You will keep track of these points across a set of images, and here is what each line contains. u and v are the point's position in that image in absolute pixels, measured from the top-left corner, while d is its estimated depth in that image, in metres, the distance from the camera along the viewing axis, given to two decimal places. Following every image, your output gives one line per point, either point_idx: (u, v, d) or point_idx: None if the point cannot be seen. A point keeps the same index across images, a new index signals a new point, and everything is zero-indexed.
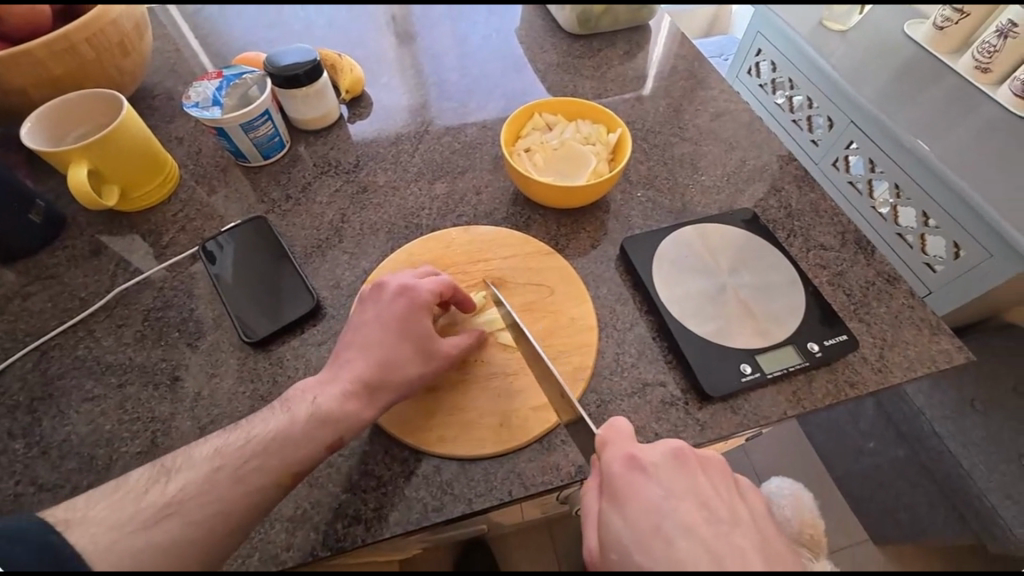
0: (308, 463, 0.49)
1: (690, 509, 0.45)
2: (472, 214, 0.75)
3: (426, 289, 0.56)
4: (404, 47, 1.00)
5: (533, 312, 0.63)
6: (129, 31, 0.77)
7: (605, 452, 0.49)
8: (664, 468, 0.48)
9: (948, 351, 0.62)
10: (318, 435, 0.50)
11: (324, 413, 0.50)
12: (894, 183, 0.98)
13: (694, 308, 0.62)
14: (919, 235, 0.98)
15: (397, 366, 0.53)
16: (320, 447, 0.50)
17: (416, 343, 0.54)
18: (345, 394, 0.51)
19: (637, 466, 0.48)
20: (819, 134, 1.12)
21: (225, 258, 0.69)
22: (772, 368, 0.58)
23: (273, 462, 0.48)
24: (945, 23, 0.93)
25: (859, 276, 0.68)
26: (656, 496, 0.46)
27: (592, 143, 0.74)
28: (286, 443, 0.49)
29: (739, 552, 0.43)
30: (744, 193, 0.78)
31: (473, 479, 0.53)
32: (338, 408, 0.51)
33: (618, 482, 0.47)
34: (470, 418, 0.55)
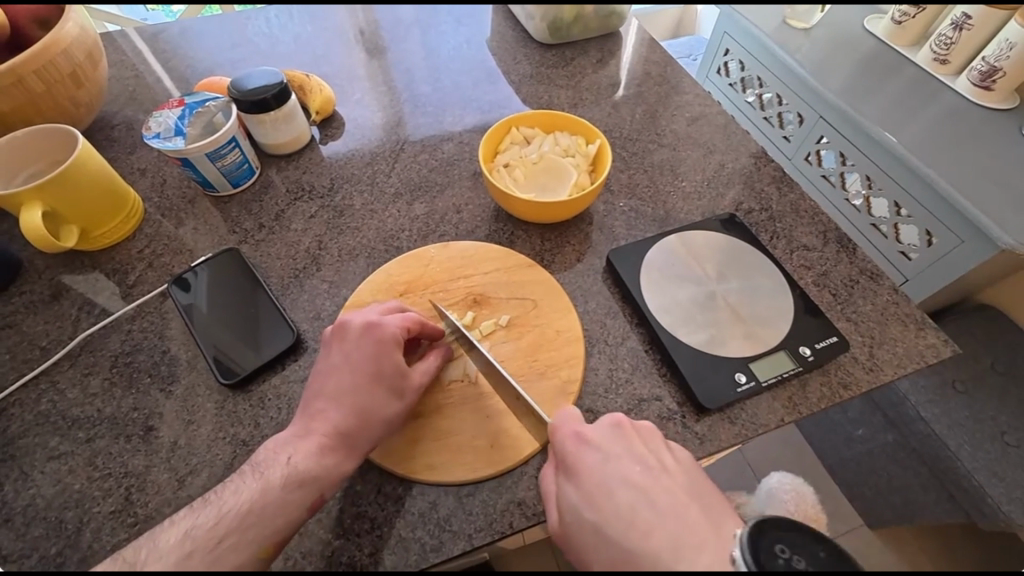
0: (290, 529, 0.47)
1: (629, 466, 0.47)
2: (453, 232, 0.73)
3: (393, 325, 0.55)
4: (374, 63, 0.98)
5: (521, 330, 0.62)
6: (82, 60, 0.74)
7: (553, 432, 0.50)
8: (603, 435, 0.49)
9: (935, 346, 0.62)
10: (296, 498, 0.47)
11: (302, 473, 0.48)
12: (866, 175, 1.00)
13: (684, 317, 0.61)
14: (893, 225, 0.99)
15: (371, 408, 0.51)
16: (303, 510, 0.47)
17: (393, 375, 0.52)
18: (321, 449, 0.49)
19: (580, 437, 0.49)
20: (790, 130, 1.14)
21: (200, 286, 0.66)
22: (767, 376, 0.58)
23: (253, 535, 0.45)
24: (903, 17, 0.96)
25: (843, 274, 0.68)
26: (602, 465, 0.47)
27: (572, 154, 0.73)
28: (262, 512, 0.46)
29: (673, 493, 0.45)
30: (725, 197, 0.78)
31: (471, 513, 0.51)
32: (315, 465, 0.48)
33: (563, 456, 0.48)
34: (464, 447, 0.53)
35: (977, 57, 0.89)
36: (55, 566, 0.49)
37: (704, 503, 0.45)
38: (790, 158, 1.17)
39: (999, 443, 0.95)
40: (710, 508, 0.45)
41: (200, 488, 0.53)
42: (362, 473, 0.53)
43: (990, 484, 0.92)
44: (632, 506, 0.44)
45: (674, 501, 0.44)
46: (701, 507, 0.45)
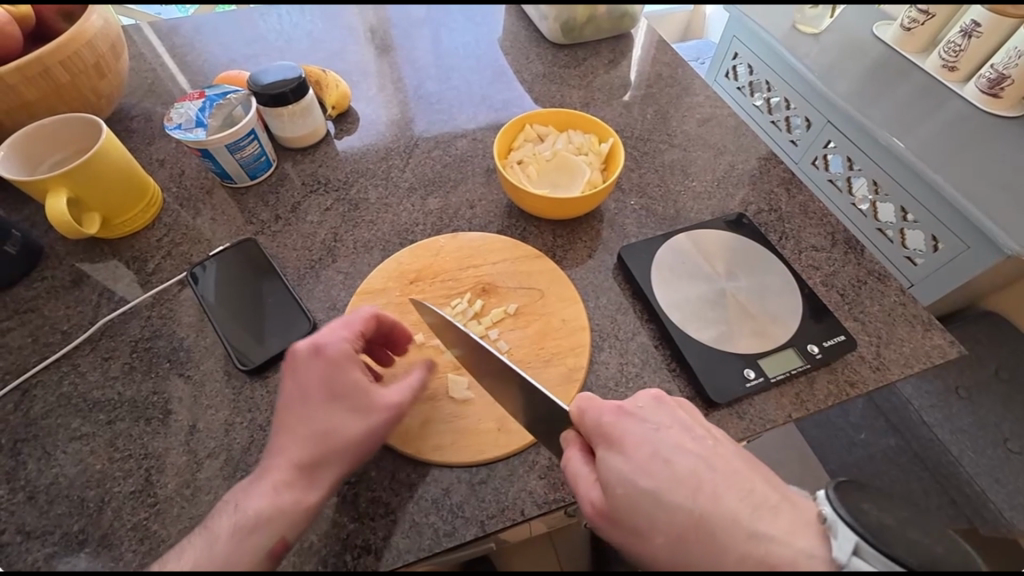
0: None
1: (678, 435, 0.47)
2: (466, 227, 0.75)
3: (339, 340, 0.51)
4: (386, 60, 0.99)
5: (528, 319, 0.63)
6: (105, 52, 0.75)
7: (589, 410, 0.48)
8: (647, 409, 0.49)
9: (942, 347, 0.63)
10: (252, 543, 0.44)
11: (254, 516, 0.45)
12: (872, 180, 1.01)
13: (693, 313, 0.62)
14: (899, 230, 1.00)
15: (334, 432, 0.48)
16: (263, 553, 0.44)
17: (349, 397, 0.49)
18: (280, 485, 0.46)
19: (621, 411, 0.48)
20: (798, 134, 1.15)
21: (208, 279, 0.67)
22: (775, 372, 0.58)
23: None
24: (912, 24, 0.95)
25: (850, 274, 0.69)
26: (647, 432, 0.47)
27: (584, 152, 0.74)
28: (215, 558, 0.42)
29: (728, 460, 0.45)
30: (735, 197, 0.79)
31: (483, 499, 0.52)
32: (270, 503, 0.45)
33: (610, 429, 0.47)
34: (473, 429, 0.55)
35: (986, 64, 0.89)
36: (79, 543, 0.50)
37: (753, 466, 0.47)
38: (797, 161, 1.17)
39: (1001, 449, 0.97)
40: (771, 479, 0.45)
41: (216, 471, 0.53)
42: (376, 459, 0.54)
43: (992, 489, 0.95)
44: (692, 469, 0.44)
45: (730, 464, 0.45)
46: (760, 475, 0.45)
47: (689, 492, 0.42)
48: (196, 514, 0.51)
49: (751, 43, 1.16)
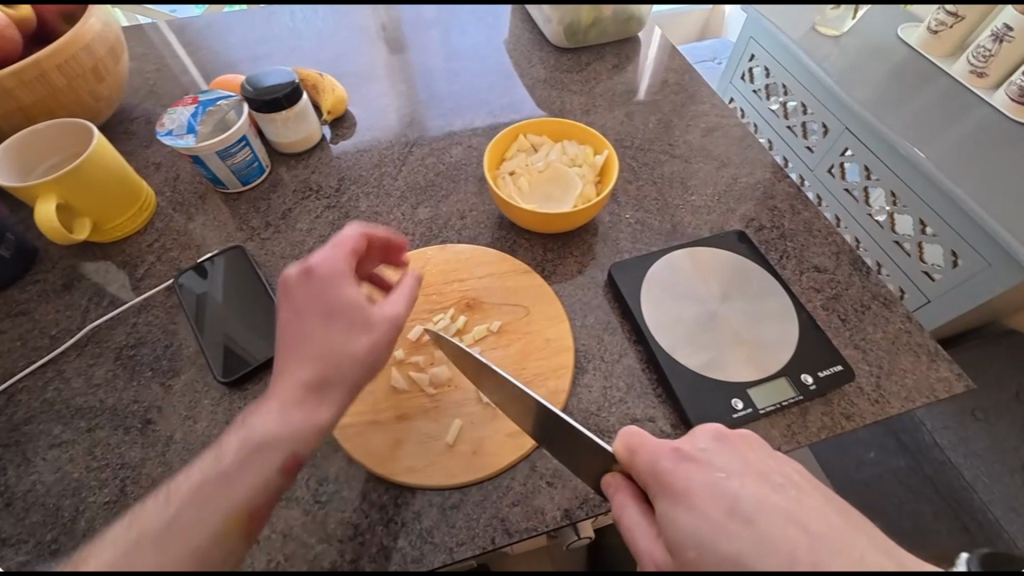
0: (262, 497, 0.43)
1: (758, 485, 0.43)
2: (456, 238, 0.73)
3: (335, 255, 0.51)
4: (395, 60, 0.98)
5: (510, 337, 0.61)
6: (103, 55, 0.76)
7: (644, 455, 0.46)
8: (709, 451, 0.45)
9: (948, 379, 0.59)
10: (262, 459, 0.43)
11: (262, 437, 0.44)
12: (889, 191, 0.97)
13: (682, 337, 0.60)
14: (917, 243, 0.96)
15: (332, 352, 0.47)
16: (273, 472, 0.43)
17: (346, 312, 0.49)
18: (287, 405, 0.45)
19: (679, 454, 0.45)
20: (813, 141, 1.11)
21: (216, 275, 0.68)
22: (764, 403, 0.56)
23: (218, 510, 0.41)
24: (940, 27, 0.90)
25: (854, 298, 0.66)
26: (715, 481, 0.43)
27: (578, 164, 0.72)
28: (225, 481, 0.42)
29: (823, 518, 0.41)
30: (736, 213, 0.75)
31: (454, 525, 0.51)
32: (279, 426, 0.45)
33: (668, 479, 0.44)
34: (447, 451, 0.54)
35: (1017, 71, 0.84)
36: (51, 552, 0.50)
37: (858, 525, 0.42)
38: (811, 169, 1.14)
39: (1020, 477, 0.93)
40: (872, 534, 0.42)
41: None
42: (349, 478, 0.53)
43: (1006, 518, 0.91)
44: (781, 532, 0.40)
45: (825, 524, 0.41)
46: (862, 531, 0.41)
47: (780, 558, 0.38)
48: None
49: (768, 45, 1.13)
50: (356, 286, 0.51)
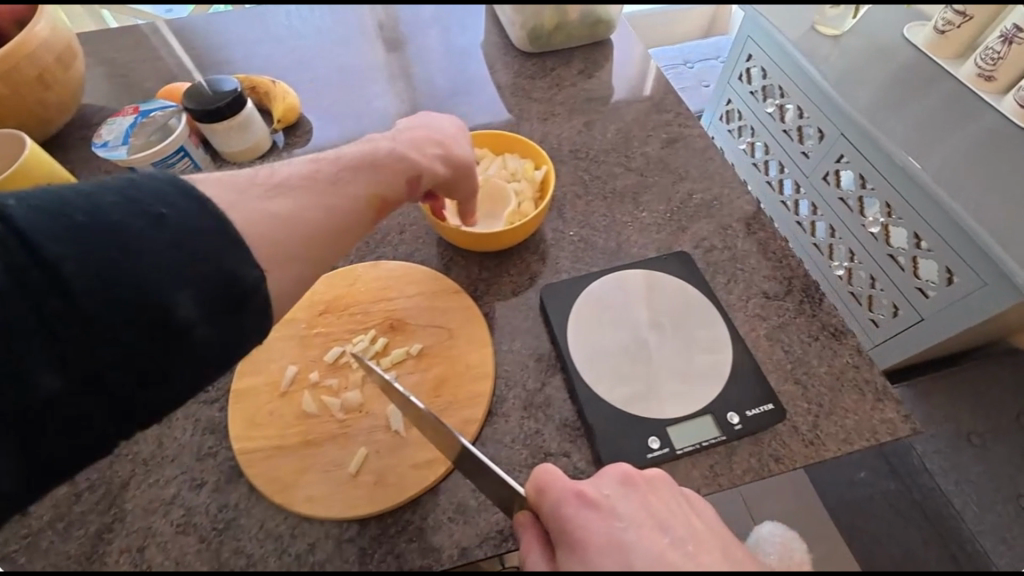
0: (395, 196, 0.55)
1: (655, 537, 0.42)
2: (391, 253, 0.70)
3: None
4: (395, 58, 0.96)
5: (429, 361, 0.59)
6: (50, 64, 0.76)
7: (549, 496, 0.44)
8: (614, 498, 0.45)
9: (892, 422, 0.55)
10: (408, 164, 0.55)
11: (410, 148, 0.56)
12: (885, 201, 0.87)
13: (607, 368, 0.57)
14: (912, 258, 0.85)
15: (466, 129, 0.63)
16: (408, 180, 0.55)
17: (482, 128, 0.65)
18: (433, 140, 0.59)
19: (582, 498, 0.44)
20: (810, 146, 0.97)
21: None
22: (683, 442, 0.53)
23: (367, 171, 0.53)
24: (946, 27, 0.75)
25: (801, 328, 0.62)
26: (615, 531, 0.42)
27: (517, 179, 0.69)
28: (375, 165, 0.53)
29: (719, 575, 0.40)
30: (687, 232, 0.71)
31: (348, 560, 0.49)
32: (423, 148, 0.58)
33: (568, 524, 0.42)
34: (346, 480, 0.52)
35: None
36: None
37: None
38: (806, 176, 1.00)
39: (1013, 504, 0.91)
40: None
41: (92, 504, 0.53)
42: (248, 505, 0.52)
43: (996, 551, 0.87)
44: None
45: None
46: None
47: None
48: (63, 551, 0.51)
49: (763, 43, 0.98)
50: None
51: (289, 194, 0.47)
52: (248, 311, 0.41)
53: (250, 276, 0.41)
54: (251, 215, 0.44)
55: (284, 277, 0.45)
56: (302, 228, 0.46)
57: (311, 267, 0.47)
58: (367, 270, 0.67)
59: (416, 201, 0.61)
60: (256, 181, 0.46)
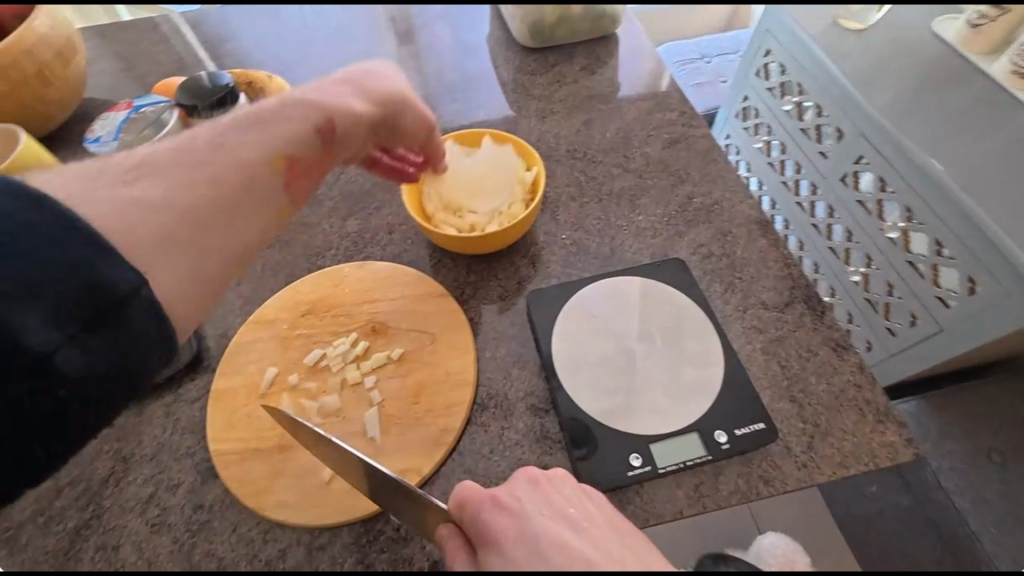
0: (296, 149, 0.51)
1: (559, 530, 0.43)
2: (379, 254, 0.69)
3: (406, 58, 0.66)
4: (408, 50, 0.93)
5: (410, 367, 0.58)
6: (49, 60, 0.76)
7: (464, 507, 0.45)
8: (522, 498, 0.45)
9: (893, 445, 0.52)
10: (306, 114, 0.52)
11: (305, 97, 0.52)
12: (905, 205, 0.78)
13: (591, 379, 0.55)
14: (929, 266, 0.77)
15: (380, 71, 0.58)
16: (311, 127, 0.52)
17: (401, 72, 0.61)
18: (335, 89, 0.55)
19: (498, 503, 0.45)
20: (828, 146, 0.90)
21: None
22: (668, 460, 0.51)
23: (257, 131, 0.50)
24: (980, 20, 0.70)
25: (800, 342, 0.59)
26: (527, 531, 0.43)
27: (507, 180, 0.68)
28: (267, 121, 0.50)
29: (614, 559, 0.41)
30: (684, 237, 0.69)
31: (317, 568, 0.49)
32: (324, 95, 0.54)
33: (484, 530, 0.43)
34: (319, 487, 0.51)
35: None
36: None
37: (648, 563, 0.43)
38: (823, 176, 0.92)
39: None
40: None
41: (70, 501, 0.53)
42: (222, 508, 0.52)
43: None
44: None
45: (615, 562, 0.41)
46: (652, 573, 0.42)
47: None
48: (41, 546, 0.51)
49: (781, 36, 0.90)
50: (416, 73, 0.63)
51: (158, 171, 0.45)
52: (129, 319, 0.40)
53: (126, 283, 0.39)
54: (106, 204, 0.42)
55: (173, 256, 0.43)
56: (181, 201, 0.45)
57: (201, 234, 0.45)
58: (352, 270, 0.66)
59: (353, 158, 0.59)
60: (122, 171, 0.45)
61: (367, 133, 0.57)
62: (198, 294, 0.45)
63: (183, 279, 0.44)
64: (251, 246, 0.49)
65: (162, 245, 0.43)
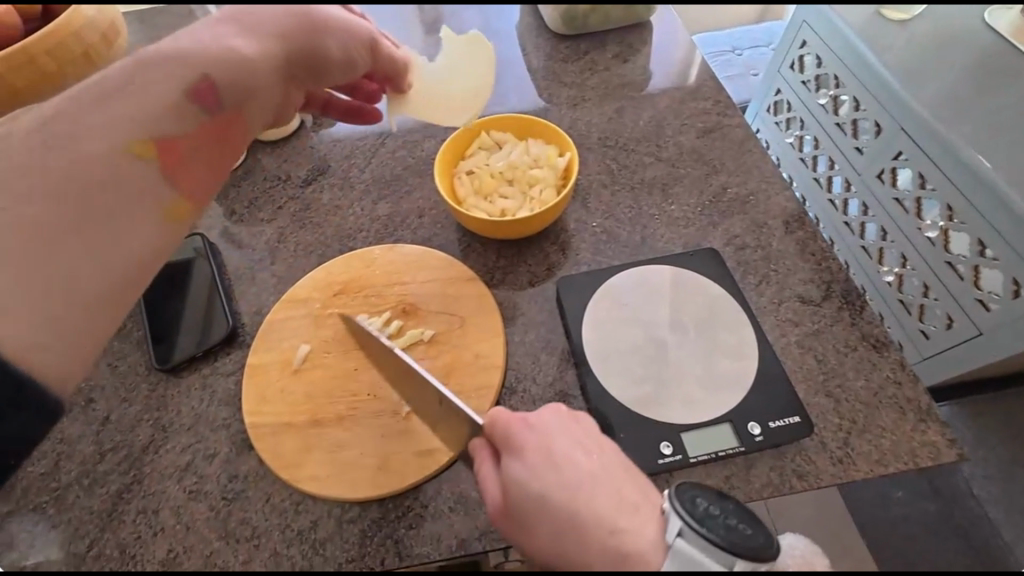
0: (164, 119, 0.46)
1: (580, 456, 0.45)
2: (409, 237, 0.69)
3: None
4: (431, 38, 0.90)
5: (439, 349, 0.58)
6: (96, 40, 0.76)
7: (496, 425, 0.46)
8: (549, 424, 0.47)
9: (935, 446, 0.51)
10: (171, 80, 0.46)
11: (168, 58, 0.47)
12: (945, 204, 0.72)
13: (621, 366, 0.55)
14: (971, 266, 0.72)
15: (265, 10, 0.51)
16: (179, 90, 0.46)
17: (288, 2, 0.52)
18: (201, 40, 0.48)
19: (527, 425, 0.46)
20: (864, 141, 0.81)
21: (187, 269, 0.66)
22: (698, 449, 0.50)
23: (110, 108, 0.44)
24: None
25: (838, 337, 0.57)
26: (554, 450, 0.45)
27: (539, 166, 0.67)
28: (123, 93, 0.45)
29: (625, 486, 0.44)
30: (718, 227, 0.67)
31: (348, 540, 0.50)
32: (193, 49, 0.47)
33: (514, 445, 0.45)
34: (351, 461, 0.52)
35: None
36: None
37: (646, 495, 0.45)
38: (859, 173, 0.83)
39: None
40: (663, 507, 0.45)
41: (113, 465, 0.55)
42: (256, 478, 0.53)
43: None
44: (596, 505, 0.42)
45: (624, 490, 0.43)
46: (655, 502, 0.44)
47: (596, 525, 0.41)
48: (87, 506, 0.53)
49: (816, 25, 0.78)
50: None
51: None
52: None
53: None
54: None
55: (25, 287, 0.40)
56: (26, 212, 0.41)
57: (51, 251, 0.41)
58: (382, 253, 0.66)
59: (270, 110, 0.54)
60: None
61: (268, 83, 0.51)
62: (85, 328, 0.42)
63: (53, 316, 0.41)
64: (142, 238, 0.45)
65: (15, 267, 0.40)
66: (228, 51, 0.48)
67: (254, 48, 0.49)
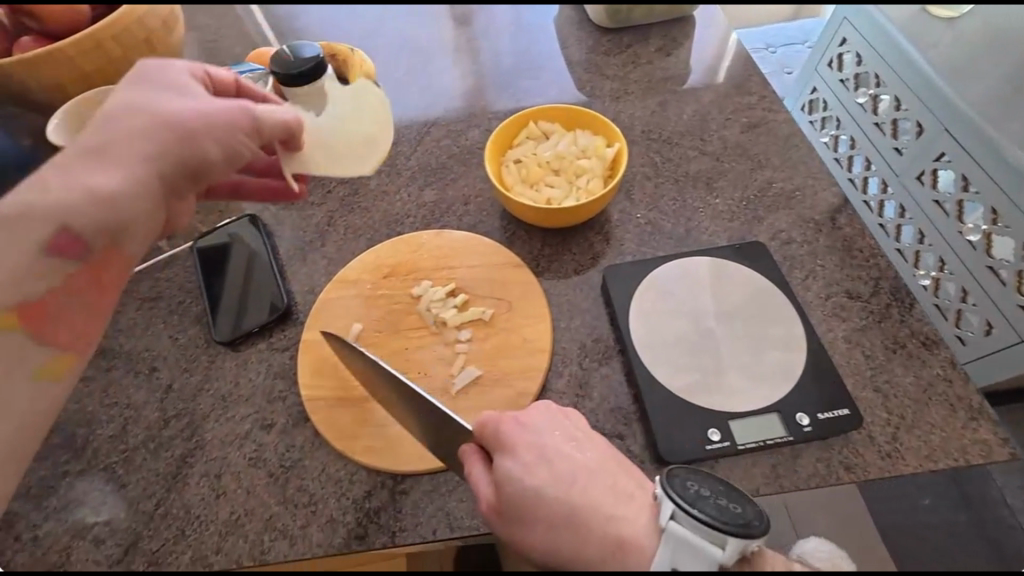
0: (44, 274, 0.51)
1: (575, 450, 0.47)
2: (455, 224, 0.71)
3: (181, 68, 0.53)
4: (462, 35, 0.91)
5: (487, 331, 0.60)
6: (157, 29, 0.75)
7: (492, 425, 0.47)
8: (539, 419, 0.49)
9: (985, 444, 0.51)
10: (37, 229, 0.50)
11: (39, 213, 0.50)
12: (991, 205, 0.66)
13: (666, 355, 0.56)
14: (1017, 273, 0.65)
15: (133, 131, 0.50)
16: (54, 230, 0.50)
17: (149, 113, 0.50)
18: (68, 176, 0.50)
19: (519, 422, 0.48)
20: (903, 140, 0.75)
21: (238, 250, 0.69)
22: (746, 437, 0.51)
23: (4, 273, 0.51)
24: None
25: (886, 333, 0.57)
26: (546, 446, 0.46)
27: (587, 156, 0.68)
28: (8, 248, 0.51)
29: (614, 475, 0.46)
30: (763, 222, 0.67)
31: (401, 511, 0.52)
32: (64, 194, 0.50)
33: (510, 443, 0.46)
34: (403, 435, 0.54)
35: None
36: (62, 473, 0.57)
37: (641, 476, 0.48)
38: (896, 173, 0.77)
39: None
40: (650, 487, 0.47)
41: (176, 432, 0.58)
42: (312, 448, 0.56)
43: None
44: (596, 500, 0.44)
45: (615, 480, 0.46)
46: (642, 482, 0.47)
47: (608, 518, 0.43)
48: (153, 468, 0.56)
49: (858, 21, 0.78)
50: (179, 97, 0.51)
51: None
52: None
53: None
54: None
55: None
56: None
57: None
58: (429, 238, 0.68)
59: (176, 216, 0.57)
60: None
61: (158, 206, 0.53)
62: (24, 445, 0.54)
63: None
64: (46, 403, 0.55)
65: None
66: (88, 192, 0.49)
67: (118, 183, 0.50)
